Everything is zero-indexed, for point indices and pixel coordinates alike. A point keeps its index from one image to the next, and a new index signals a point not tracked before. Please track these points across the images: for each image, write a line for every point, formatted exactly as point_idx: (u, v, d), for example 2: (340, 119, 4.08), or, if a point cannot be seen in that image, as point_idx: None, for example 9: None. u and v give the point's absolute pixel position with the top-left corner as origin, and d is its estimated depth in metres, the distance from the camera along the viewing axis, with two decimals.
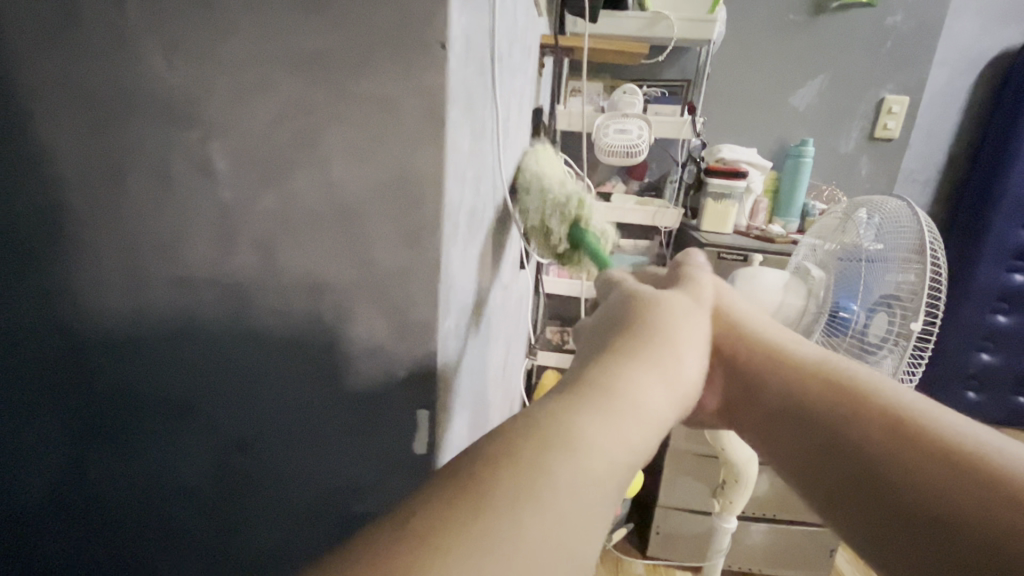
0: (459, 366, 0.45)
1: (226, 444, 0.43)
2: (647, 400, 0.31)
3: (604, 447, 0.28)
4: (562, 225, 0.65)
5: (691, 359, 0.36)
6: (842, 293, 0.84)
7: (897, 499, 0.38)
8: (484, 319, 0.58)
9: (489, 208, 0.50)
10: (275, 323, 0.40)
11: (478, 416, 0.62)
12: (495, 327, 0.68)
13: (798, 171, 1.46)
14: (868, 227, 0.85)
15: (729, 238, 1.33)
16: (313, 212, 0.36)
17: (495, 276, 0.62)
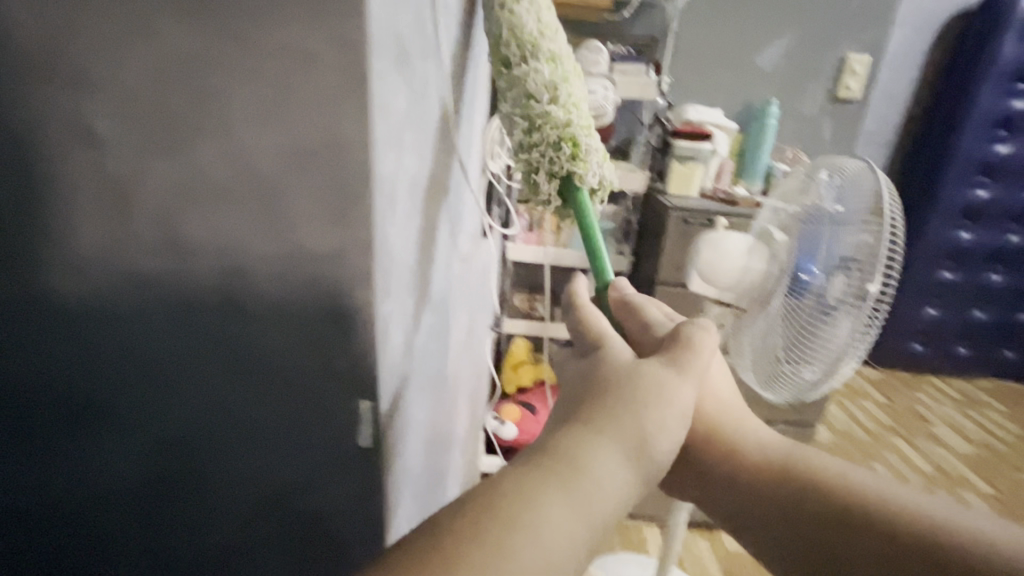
0: (410, 344, 0.43)
1: (152, 443, 0.40)
2: (611, 479, 0.32)
3: (558, 530, 0.29)
4: (550, 182, 0.61)
5: (668, 433, 0.35)
6: (802, 256, 0.84)
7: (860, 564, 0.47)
8: (442, 293, 0.55)
9: (438, 174, 0.46)
10: (192, 309, 0.36)
11: (440, 392, 0.60)
12: (453, 298, 0.65)
13: (762, 133, 1.46)
14: (829, 188, 0.85)
15: (695, 201, 1.33)
16: (221, 183, 0.32)
17: (451, 246, 0.58)
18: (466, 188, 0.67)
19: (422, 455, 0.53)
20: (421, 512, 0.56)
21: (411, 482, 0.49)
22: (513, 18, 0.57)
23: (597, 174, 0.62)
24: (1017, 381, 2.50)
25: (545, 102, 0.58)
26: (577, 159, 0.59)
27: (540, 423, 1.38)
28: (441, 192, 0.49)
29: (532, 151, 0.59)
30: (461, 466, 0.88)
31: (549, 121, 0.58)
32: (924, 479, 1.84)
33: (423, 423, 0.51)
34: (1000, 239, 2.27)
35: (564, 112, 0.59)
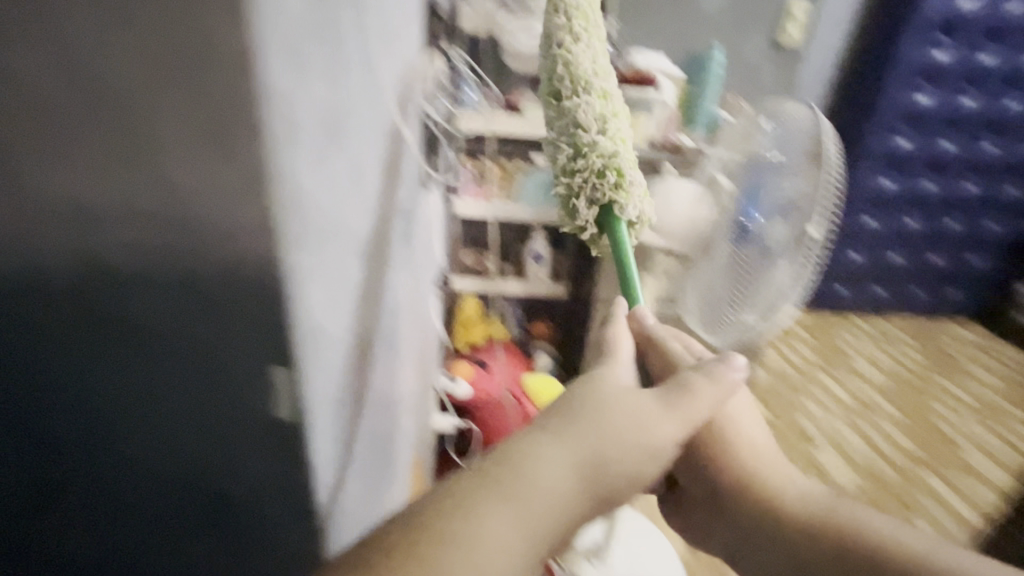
0: (337, 306, 0.37)
1: (30, 421, 0.33)
2: (558, 486, 0.36)
3: (498, 535, 0.33)
4: (590, 208, 0.66)
5: (623, 451, 0.39)
6: (746, 204, 0.85)
7: None
8: (372, 245, 0.49)
9: (364, 107, 0.39)
10: (48, 256, 0.29)
11: (377, 353, 0.55)
12: (389, 251, 0.59)
13: (707, 82, 1.45)
14: (772, 135, 0.84)
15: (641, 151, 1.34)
16: (55, 91, 0.25)
17: (383, 193, 0.52)
18: (402, 128, 0.60)
19: (360, 425, 0.49)
20: (362, 484, 0.52)
21: (348, 458, 0.45)
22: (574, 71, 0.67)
23: (637, 208, 0.67)
24: (924, 317, 2.75)
25: (594, 134, 0.65)
26: (619, 188, 0.65)
27: (492, 383, 1.36)
28: (370, 134, 0.43)
29: (577, 175, 0.65)
30: (411, 427, 0.85)
31: (596, 151, 0.65)
32: (845, 408, 2.02)
33: (357, 393, 0.47)
34: (918, 186, 2.43)
35: (611, 144, 0.65)
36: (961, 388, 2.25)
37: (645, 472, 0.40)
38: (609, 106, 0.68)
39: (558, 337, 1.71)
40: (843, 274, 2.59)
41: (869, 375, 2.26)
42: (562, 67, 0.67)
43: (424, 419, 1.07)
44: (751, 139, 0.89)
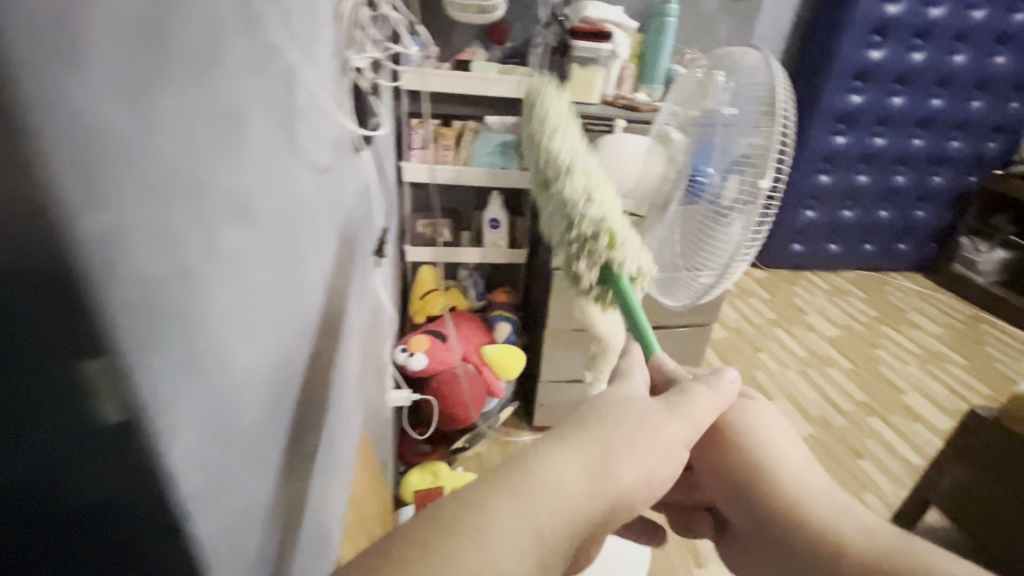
0: (210, 275, 0.26)
1: None
2: (569, 484, 0.33)
3: (510, 535, 0.30)
4: (591, 271, 0.68)
5: (629, 451, 0.37)
6: (698, 160, 0.84)
7: None
8: (274, 197, 0.38)
9: (234, 8, 0.30)
10: None
11: (293, 331, 0.44)
12: (310, 211, 0.49)
13: (662, 33, 1.38)
14: (725, 90, 0.81)
15: (595, 108, 1.27)
16: None
17: (290, 132, 0.41)
18: (317, 61, 0.49)
19: (275, 427, 0.39)
20: (284, 497, 0.42)
21: (257, 475, 0.35)
22: (555, 159, 0.74)
23: (635, 263, 0.69)
24: (873, 271, 2.86)
25: (581, 203, 0.68)
26: (615, 249, 0.66)
27: (450, 351, 1.32)
28: (252, 47, 0.33)
29: (573, 242, 0.68)
30: (360, 410, 0.79)
31: (586, 217, 0.67)
32: (800, 362, 2.09)
33: (265, 389, 0.37)
34: (870, 141, 2.48)
35: (599, 212, 0.68)
36: (907, 337, 2.36)
37: (658, 475, 0.38)
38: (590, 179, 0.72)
39: (518, 303, 1.66)
40: (799, 232, 2.65)
41: (822, 327, 2.35)
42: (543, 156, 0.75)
43: (380, 397, 1.02)
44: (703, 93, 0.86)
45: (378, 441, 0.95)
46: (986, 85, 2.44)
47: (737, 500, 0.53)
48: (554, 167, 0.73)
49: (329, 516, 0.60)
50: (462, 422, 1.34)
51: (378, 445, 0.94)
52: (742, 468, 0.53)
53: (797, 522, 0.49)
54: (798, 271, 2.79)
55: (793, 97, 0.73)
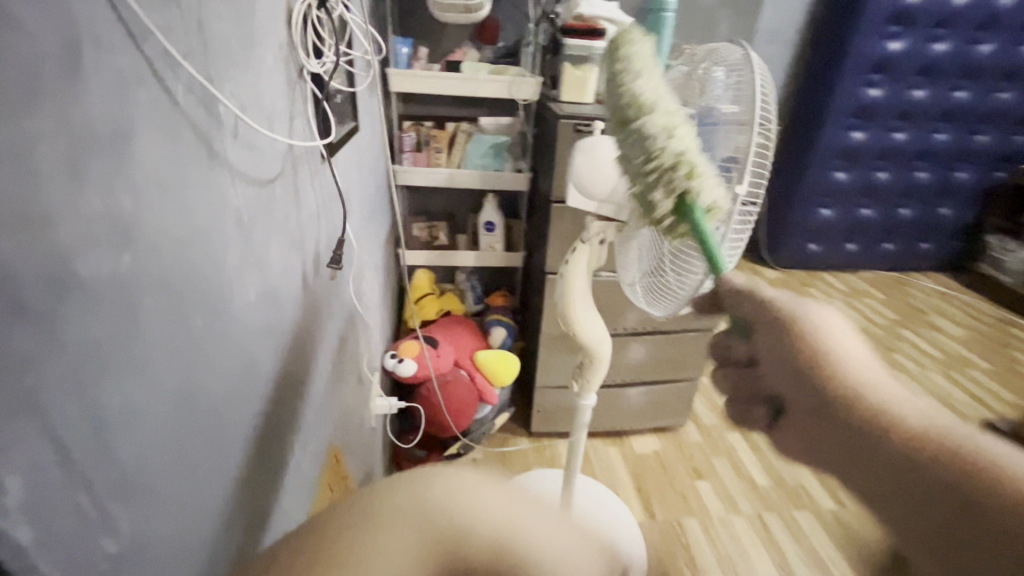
0: (57, 311, 0.24)
1: None
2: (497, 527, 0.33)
3: (399, 532, 0.30)
4: (667, 203, 0.48)
5: (509, 510, 0.33)
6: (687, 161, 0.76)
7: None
8: (176, 218, 0.35)
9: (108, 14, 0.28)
10: None
11: (222, 349, 0.42)
12: (244, 225, 0.46)
13: (660, 29, 1.33)
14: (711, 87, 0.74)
15: (588, 108, 1.24)
16: None
17: (204, 146, 0.39)
18: (246, 67, 0.46)
19: (183, 461, 0.37)
20: (199, 530, 0.40)
21: (149, 516, 0.32)
22: (626, 78, 0.52)
23: (716, 196, 0.48)
24: (893, 270, 2.75)
25: (662, 129, 0.48)
26: (697, 178, 0.47)
27: (440, 358, 1.30)
28: (134, 57, 0.30)
29: (647, 176, 0.48)
30: (329, 422, 0.77)
31: (667, 146, 0.47)
32: None
33: (165, 423, 0.34)
34: (888, 137, 2.38)
35: (679, 136, 0.48)
36: (927, 340, 2.26)
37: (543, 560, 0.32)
38: (666, 98, 0.51)
39: (514, 307, 1.64)
40: (815, 232, 2.56)
41: None
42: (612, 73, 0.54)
43: (361, 406, 1.00)
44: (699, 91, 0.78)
45: (356, 451, 0.93)
46: (1015, 76, 2.31)
47: (795, 381, 0.43)
48: (624, 88, 0.52)
49: (284, 534, 0.58)
50: (453, 429, 1.31)
51: (355, 455, 0.92)
52: (807, 346, 0.42)
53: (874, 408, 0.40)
54: (813, 272, 2.69)
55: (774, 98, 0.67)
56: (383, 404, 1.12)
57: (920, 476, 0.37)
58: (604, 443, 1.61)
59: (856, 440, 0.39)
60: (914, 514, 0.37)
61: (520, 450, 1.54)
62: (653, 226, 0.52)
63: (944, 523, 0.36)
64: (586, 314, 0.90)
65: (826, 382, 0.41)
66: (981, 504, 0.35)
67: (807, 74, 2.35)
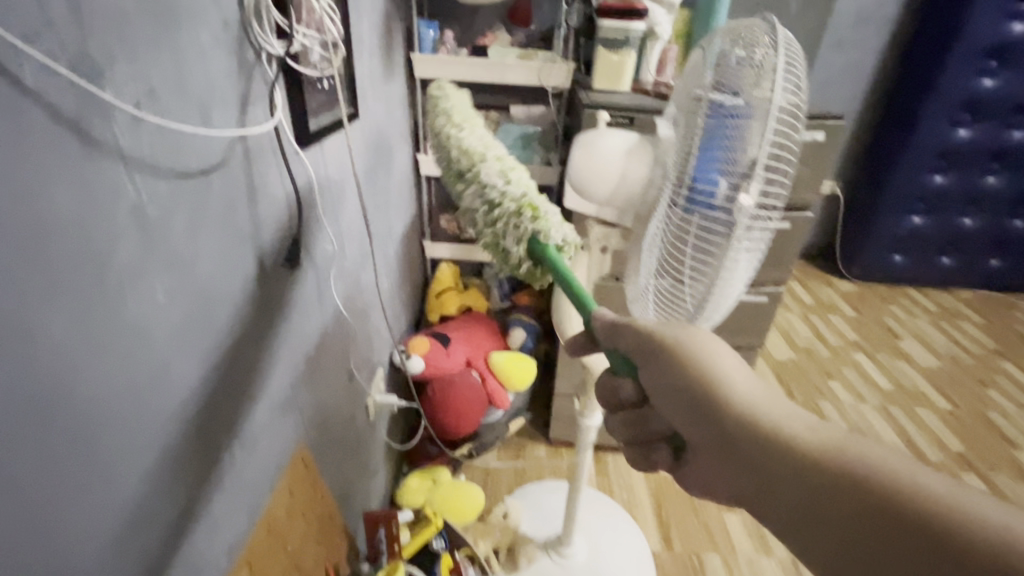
0: None
1: None
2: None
3: None
4: (519, 243, 0.63)
5: None
6: (703, 164, 0.57)
7: (895, 528, 0.34)
8: (24, 214, 0.32)
9: None
10: None
11: (110, 354, 0.40)
12: (152, 224, 0.43)
13: (714, 8, 1.17)
14: (728, 64, 0.58)
15: (623, 97, 1.12)
16: None
17: (75, 136, 0.35)
18: (162, 50, 0.42)
19: (34, 476, 0.34)
20: (66, 545, 0.37)
21: None
22: (458, 142, 0.73)
23: (562, 233, 0.64)
24: (998, 290, 2.37)
25: (498, 181, 0.66)
26: (539, 219, 0.63)
27: (451, 357, 1.25)
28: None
29: (496, 221, 0.64)
30: (298, 423, 0.74)
31: (506, 195, 0.64)
32: (882, 396, 1.77)
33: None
34: (1004, 135, 2.03)
35: (518, 188, 0.65)
36: None
37: None
38: (501, 162, 0.69)
39: (540, 307, 1.56)
40: (903, 242, 2.25)
41: (922, 356, 1.98)
42: (446, 139, 0.75)
43: (353, 403, 0.97)
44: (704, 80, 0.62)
45: (338, 449, 0.90)
46: None
47: (696, 419, 0.46)
48: (460, 150, 0.72)
49: (215, 541, 0.56)
50: (458, 432, 1.25)
51: (334, 455, 0.89)
52: (698, 374, 0.46)
53: (758, 432, 0.42)
54: (897, 286, 2.38)
55: (801, 84, 0.53)
56: (383, 401, 1.09)
57: (803, 491, 0.39)
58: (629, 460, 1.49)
59: (755, 464, 0.42)
60: (809, 530, 0.39)
61: (535, 458, 1.46)
62: (516, 270, 0.66)
63: (827, 523, 0.38)
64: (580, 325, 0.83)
65: (721, 411, 0.44)
66: (855, 505, 0.36)
67: (905, 61, 2.04)
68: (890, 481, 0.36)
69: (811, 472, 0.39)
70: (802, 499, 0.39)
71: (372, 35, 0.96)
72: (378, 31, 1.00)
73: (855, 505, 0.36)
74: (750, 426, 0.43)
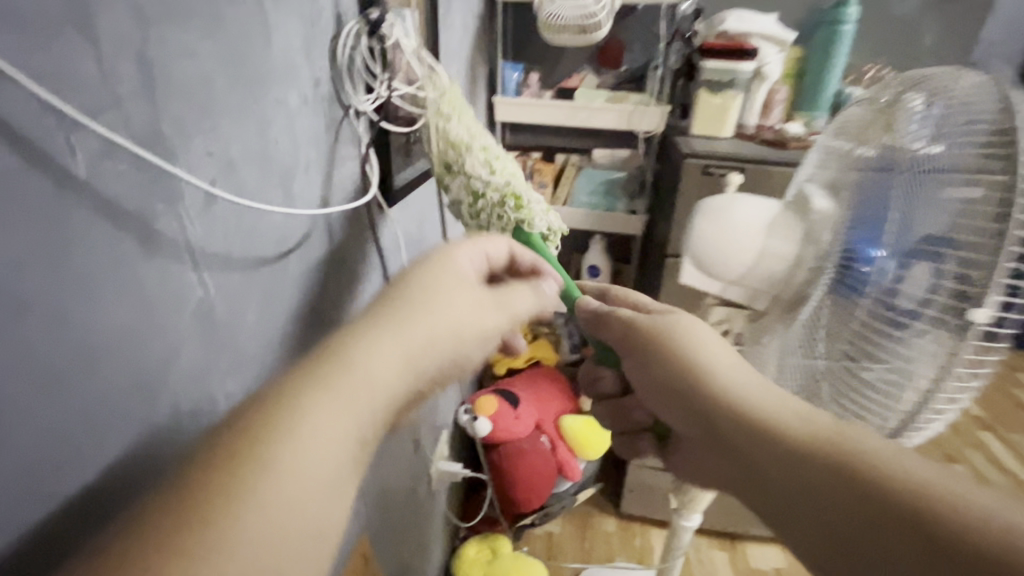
0: None
1: None
2: (367, 377, 0.31)
3: None
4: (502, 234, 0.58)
5: None
6: (862, 233, 0.47)
7: (903, 531, 0.29)
8: (69, 341, 0.25)
9: None
10: None
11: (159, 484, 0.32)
12: (220, 322, 0.36)
13: (833, 45, 1.06)
14: (920, 121, 0.46)
15: (726, 144, 1.00)
16: None
17: (137, 235, 0.28)
18: (246, 121, 0.36)
19: None
20: None
21: None
22: (442, 125, 0.57)
23: (546, 221, 0.60)
24: None
25: (483, 170, 0.57)
26: (524, 211, 0.57)
27: (520, 422, 1.14)
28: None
29: (480, 214, 0.58)
30: (359, 511, 0.65)
31: (490, 185, 0.57)
32: (1017, 487, 1.49)
33: None
34: None
35: (502, 177, 0.58)
36: None
37: None
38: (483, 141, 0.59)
39: None
40: None
41: None
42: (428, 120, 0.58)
43: (416, 474, 0.88)
44: (878, 124, 0.52)
45: (398, 530, 0.81)
46: None
47: (678, 410, 0.42)
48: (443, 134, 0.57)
49: None
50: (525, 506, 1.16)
51: (393, 537, 0.79)
52: (680, 363, 0.42)
53: (738, 421, 0.38)
54: None
55: None
56: (445, 469, 1.00)
57: (794, 490, 0.34)
58: (711, 544, 1.31)
59: (741, 457, 0.37)
60: (800, 530, 0.34)
61: (604, 533, 1.32)
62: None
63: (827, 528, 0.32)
64: None
65: (704, 401, 0.40)
66: (835, 492, 0.32)
67: None
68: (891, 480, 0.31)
69: (801, 463, 0.34)
70: (792, 496, 0.34)
71: (457, 79, 0.90)
72: (462, 74, 0.94)
73: (857, 510, 0.31)
74: (732, 415, 0.38)
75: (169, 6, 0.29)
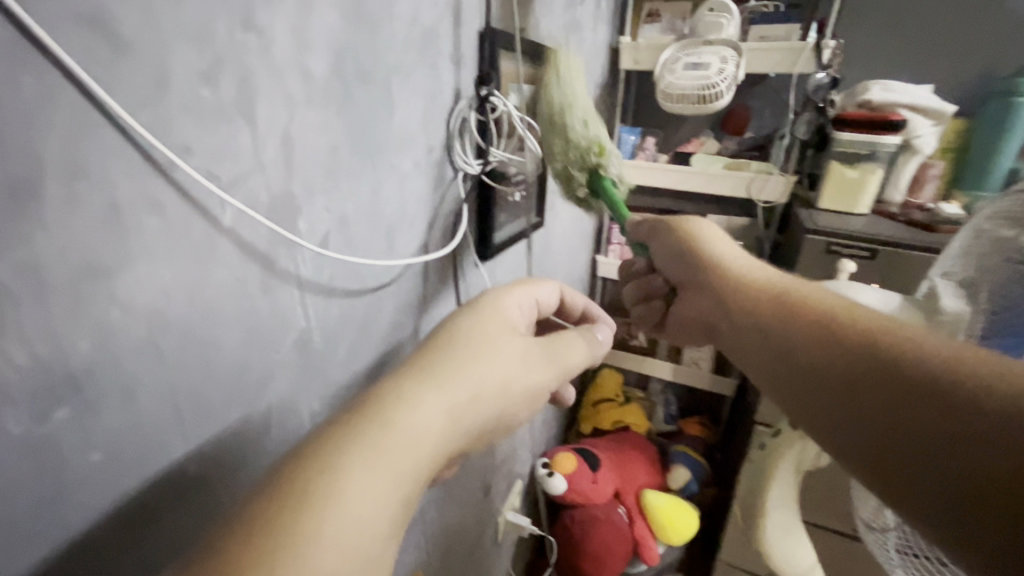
0: None
1: None
2: (417, 439, 0.33)
3: None
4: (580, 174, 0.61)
5: None
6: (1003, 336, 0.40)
7: (907, 373, 0.29)
8: (194, 356, 0.32)
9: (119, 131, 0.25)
10: None
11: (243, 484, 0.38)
12: (315, 351, 0.42)
13: (1007, 118, 0.92)
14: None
15: (859, 222, 0.91)
16: None
17: (259, 272, 0.35)
18: (362, 183, 0.42)
19: None
20: None
21: None
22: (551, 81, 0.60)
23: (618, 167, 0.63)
24: None
25: (578, 123, 0.59)
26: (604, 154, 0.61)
27: (598, 486, 1.09)
28: (156, 180, 0.28)
29: (566, 153, 0.60)
30: (420, 544, 0.67)
31: (582, 135, 0.60)
32: None
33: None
34: None
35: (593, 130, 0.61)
36: None
37: None
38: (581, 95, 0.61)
39: (713, 442, 1.31)
40: None
41: None
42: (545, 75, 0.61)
43: (483, 519, 0.88)
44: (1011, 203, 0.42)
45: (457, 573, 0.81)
46: None
47: (694, 282, 0.47)
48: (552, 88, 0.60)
49: None
50: None
51: None
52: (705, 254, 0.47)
53: (747, 291, 0.41)
54: None
55: None
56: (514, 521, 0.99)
57: (795, 338, 0.35)
58: None
59: (753, 318, 0.39)
60: (782, 368, 0.36)
61: None
62: (567, 192, 0.64)
63: (835, 378, 0.32)
64: (783, 523, 0.62)
65: (719, 280, 0.44)
66: (843, 352, 0.32)
67: None
68: (903, 342, 0.31)
69: (804, 323, 0.36)
70: (783, 341, 0.36)
71: None
72: None
73: (862, 361, 0.31)
74: (741, 285, 0.42)
75: (313, 94, 0.36)
